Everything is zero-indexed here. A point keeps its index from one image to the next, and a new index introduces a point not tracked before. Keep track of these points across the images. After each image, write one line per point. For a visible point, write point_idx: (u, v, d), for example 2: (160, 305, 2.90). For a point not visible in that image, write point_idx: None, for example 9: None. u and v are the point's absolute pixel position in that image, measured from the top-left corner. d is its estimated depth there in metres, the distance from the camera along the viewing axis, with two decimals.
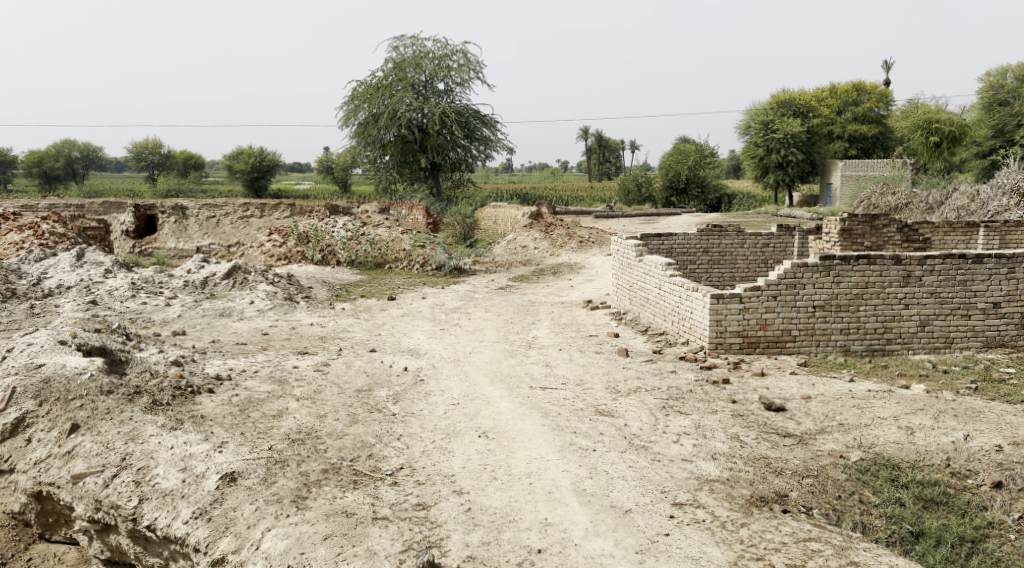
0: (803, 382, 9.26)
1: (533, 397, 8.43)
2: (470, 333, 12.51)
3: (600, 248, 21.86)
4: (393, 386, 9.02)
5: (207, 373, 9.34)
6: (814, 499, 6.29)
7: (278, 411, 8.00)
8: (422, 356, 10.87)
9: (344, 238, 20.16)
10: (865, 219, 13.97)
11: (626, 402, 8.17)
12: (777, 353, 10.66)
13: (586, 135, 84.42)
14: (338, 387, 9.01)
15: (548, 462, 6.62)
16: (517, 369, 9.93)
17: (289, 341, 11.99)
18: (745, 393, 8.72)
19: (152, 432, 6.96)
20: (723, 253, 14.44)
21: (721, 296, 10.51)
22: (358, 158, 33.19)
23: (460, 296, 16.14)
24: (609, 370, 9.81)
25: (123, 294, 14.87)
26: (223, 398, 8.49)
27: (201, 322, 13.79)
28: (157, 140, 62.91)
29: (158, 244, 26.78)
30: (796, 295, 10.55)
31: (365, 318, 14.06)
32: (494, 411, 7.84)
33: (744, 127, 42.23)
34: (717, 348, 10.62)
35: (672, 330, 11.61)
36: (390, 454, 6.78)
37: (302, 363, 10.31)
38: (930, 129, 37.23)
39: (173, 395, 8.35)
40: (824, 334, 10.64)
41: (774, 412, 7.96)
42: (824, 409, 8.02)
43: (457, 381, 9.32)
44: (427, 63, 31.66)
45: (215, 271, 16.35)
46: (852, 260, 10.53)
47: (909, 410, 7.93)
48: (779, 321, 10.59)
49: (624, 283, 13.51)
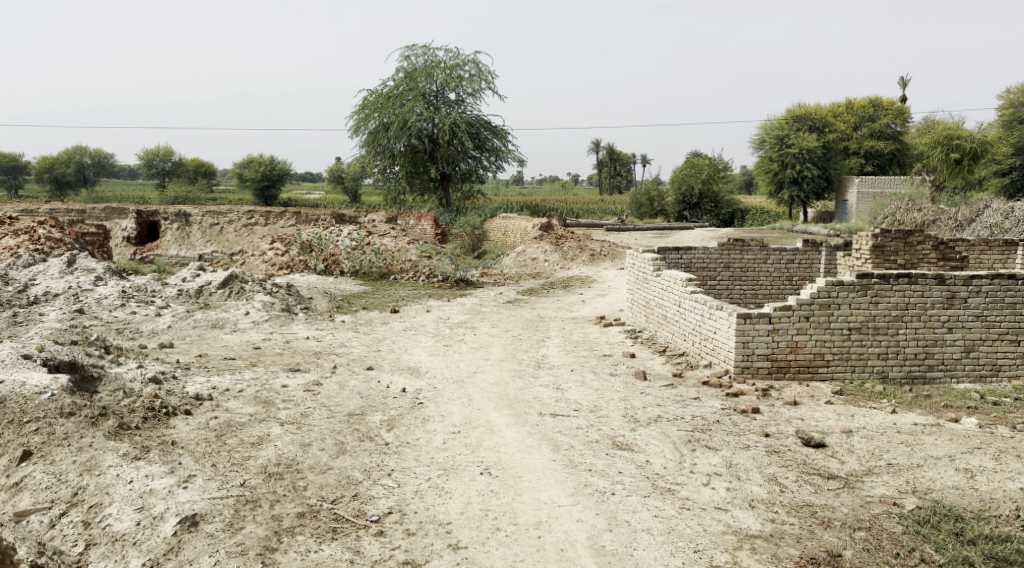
0: (841, 413, 8.41)
1: (542, 425, 7.60)
2: (476, 351, 11.66)
3: (613, 261, 20.99)
4: (388, 410, 8.17)
5: (186, 392, 8.53)
6: (870, 559, 5.42)
7: (259, 437, 7.20)
8: (422, 376, 10.03)
9: (348, 248, 19.42)
10: (898, 235, 13.13)
11: (646, 434, 7.33)
12: (808, 379, 9.78)
13: (597, 148, 83.61)
14: (328, 410, 8.18)
15: (560, 509, 5.78)
16: (524, 392, 9.07)
17: (281, 356, 11.19)
18: (778, 426, 7.86)
19: (110, 462, 6.15)
20: (745, 269, 13.58)
21: (748, 316, 9.64)
22: (366, 168, 32.49)
23: (466, 309, 15.32)
24: (625, 395, 8.93)
25: (111, 303, 14.08)
26: (200, 422, 7.71)
27: (192, 335, 13.00)
28: (168, 147, 62.54)
29: (160, 251, 26.02)
30: (830, 316, 9.69)
31: (365, 332, 13.22)
32: (499, 442, 7.01)
33: (758, 142, 41.38)
34: (743, 372, 9.75)
35: (692, 351, 10.77)
36: (378, 494, 5.94)
37: (293, 381, 9.50)
38: (950, 146, 36.08)
39: (144, 419, 7.55)
40: (859, 360, 9.78)
41: (813, 449, 7.12)
42: (868, 447, 7.18)
43: (459, 405, 8.49)
44: (438, 73, 30.95)
45: (211, 280, 15.54)
46: (892, 279, 9.69)
47: (964, 449, 7.08)
48: (811, 344, 9.72)
49: (641, 299, 12.68)
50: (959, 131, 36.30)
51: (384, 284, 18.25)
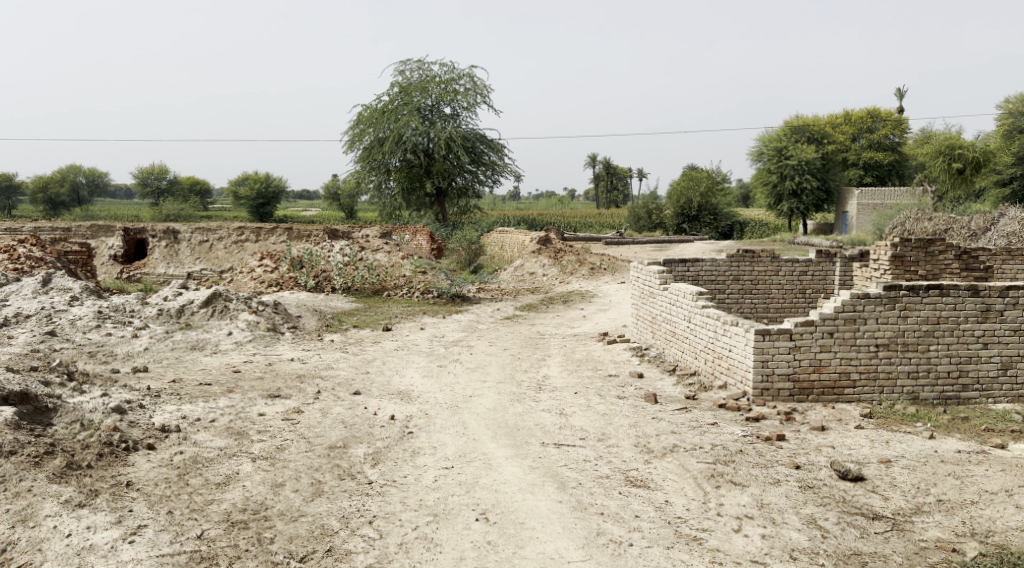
0: (874, 440, 7.63)
1: (544, 458, 6.80)
2: (472, 371, 10.86)
3: (613, 275, 20.24)
4: (374, 442, 7.36)
5: (152, 424, 7.74)
6: None
7: (226, 476, 6.39)
8: (413, 401, 9.21)
9: (339, 264, 18.66)
10: (919, 244, 12.32)
11: (662, 467, 6.55)
12: (833, 401, 8.98)
13: (592, 163, 83.13)
14: (306, 442, 7.36)
15: (568, 566, 5.01)
16: (524, 419, 8.25)
17: (262, 381, 10.35)
18: (808, 455, 7.08)
19: (47, 512, 5.37)
20: (755, 281, 12.81)
21: (767, 332, 8.83)
22: (361, 184, 31.76)
23: (462, 326, 14.53)
24: (636, 421, 8.11)
25: (86, 324, 13.24)
26: (162, 459, 6.90)
27: (169, 358, 12.19)
28: (162, 166, 61.95)
29: (148, 269, 25.20)
30: (855, 331, 8.90)
31: (353, 353, 12.41)
32: (496, 479, 6.20)
33: (756, 154, 40.74)
34: (763, 395, 8.94)
35: (705, 371, 9.97)
36: (357, 548, 5.17)
37: (271, 409, 8.68)
38: (952, 155, 35.15)
39: (99, 457, 6.74)
40: (888, 379, 9.00)
41: (851, 483, 6.33)
42: (911, 480, 6.40)
43: (453, 435, 7.68)
44: (433, 87, 30.31)
45: (193, 297, 14.70)
46: (921, 291, 8.95)
47: (1021, 482, 6.30)
48: (836, 362, 8.92)
49: (646, 314, 11.91)
50: (960, 141, 35.47)
51: (378, 301, 17.48)
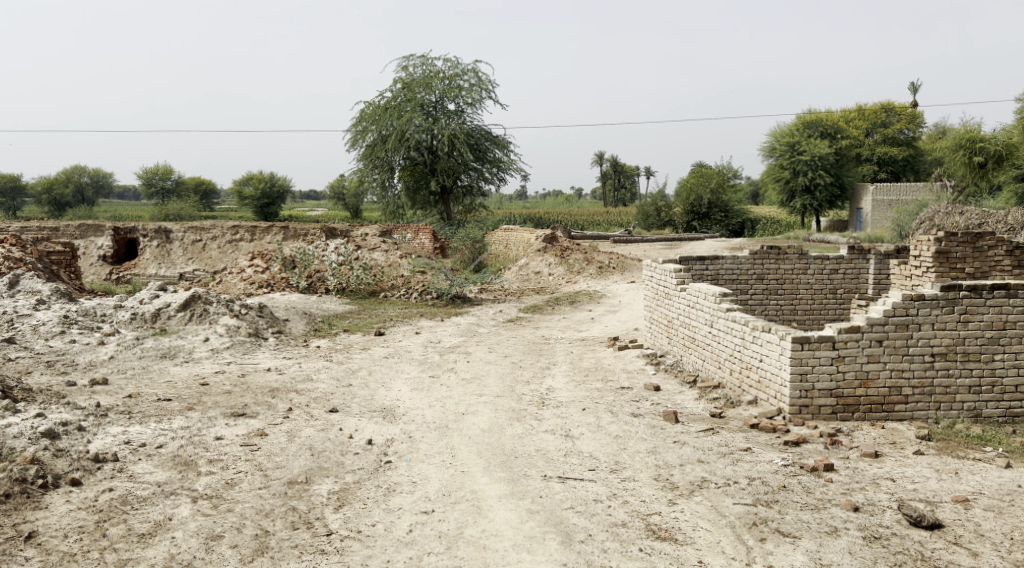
0: (940, 470, 6.40)
1: (546, 497, 5.57)
2: (467, 383, 9.62)
3: (623, 273, 18.99)
4: (344, 476, 6.16)
5: (85, 452, 6.54)
6: None
7: (156, 522, 5.21)
8: (397, 420, 7.98)
9: (333, 263, 17.41)
10: (965, 239, 10.78)
11: (690, 510, 5.35)
12: (882, 420, 7.72)
13: (599, 161, 81.60)
14: (262, 476, 6.15)
15: None
16: (523, 443, 7.04)
17: (228, 396, 9.11)
18: (864, 491, 5.87)
19: None
20: (781, 281, 11.55)
21: (807, 340, 7.58)
22: (364, 183, 30.53)
23: (460, 331, 13.30)
24: (655, 447, 6.86)
25: (49, 330, 12.01)
26: (85, 500, 5.73)
27: (135, 368, 11.00)
28: (166, 166, 60.81)
29: (138, 270, 24.04)
30: (908, 339, 7.65)
31: (338, 361, 11.19)
32: (485, 530, 5.05)
33: (768, 149, 39.36)
34: (802, 413, 7.70)
35: (731, 383, 8.72)
36: None
37: (230, 432, 7.48)
38: (973, 149, 33.31)
39: (5, 499, 5.58)
40: (946, 395, 7.72)
41: (926, 532, 5.10)
42: (1000, 527, 5.16)
43: (438, 466, 6.46)
44: (437, 83, 28.97)
45: (170, 300, 13.43)
46: (985, 292, 7.71)
47: None
48: (885, 375, 7.67)
49: (661, 317, 10.67)
50: (981, 134, 33.48)
51: (374, 302, 16.31)
